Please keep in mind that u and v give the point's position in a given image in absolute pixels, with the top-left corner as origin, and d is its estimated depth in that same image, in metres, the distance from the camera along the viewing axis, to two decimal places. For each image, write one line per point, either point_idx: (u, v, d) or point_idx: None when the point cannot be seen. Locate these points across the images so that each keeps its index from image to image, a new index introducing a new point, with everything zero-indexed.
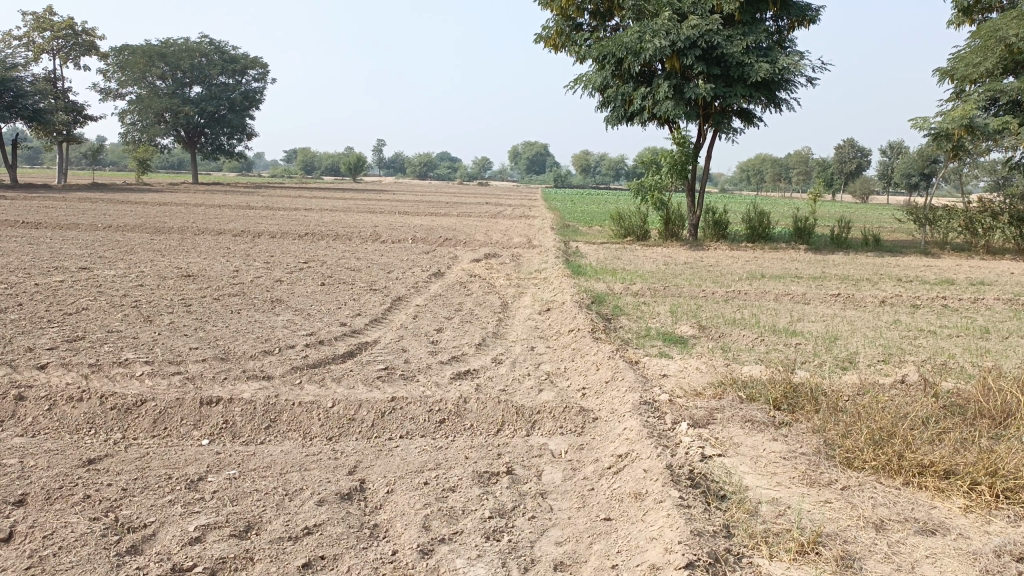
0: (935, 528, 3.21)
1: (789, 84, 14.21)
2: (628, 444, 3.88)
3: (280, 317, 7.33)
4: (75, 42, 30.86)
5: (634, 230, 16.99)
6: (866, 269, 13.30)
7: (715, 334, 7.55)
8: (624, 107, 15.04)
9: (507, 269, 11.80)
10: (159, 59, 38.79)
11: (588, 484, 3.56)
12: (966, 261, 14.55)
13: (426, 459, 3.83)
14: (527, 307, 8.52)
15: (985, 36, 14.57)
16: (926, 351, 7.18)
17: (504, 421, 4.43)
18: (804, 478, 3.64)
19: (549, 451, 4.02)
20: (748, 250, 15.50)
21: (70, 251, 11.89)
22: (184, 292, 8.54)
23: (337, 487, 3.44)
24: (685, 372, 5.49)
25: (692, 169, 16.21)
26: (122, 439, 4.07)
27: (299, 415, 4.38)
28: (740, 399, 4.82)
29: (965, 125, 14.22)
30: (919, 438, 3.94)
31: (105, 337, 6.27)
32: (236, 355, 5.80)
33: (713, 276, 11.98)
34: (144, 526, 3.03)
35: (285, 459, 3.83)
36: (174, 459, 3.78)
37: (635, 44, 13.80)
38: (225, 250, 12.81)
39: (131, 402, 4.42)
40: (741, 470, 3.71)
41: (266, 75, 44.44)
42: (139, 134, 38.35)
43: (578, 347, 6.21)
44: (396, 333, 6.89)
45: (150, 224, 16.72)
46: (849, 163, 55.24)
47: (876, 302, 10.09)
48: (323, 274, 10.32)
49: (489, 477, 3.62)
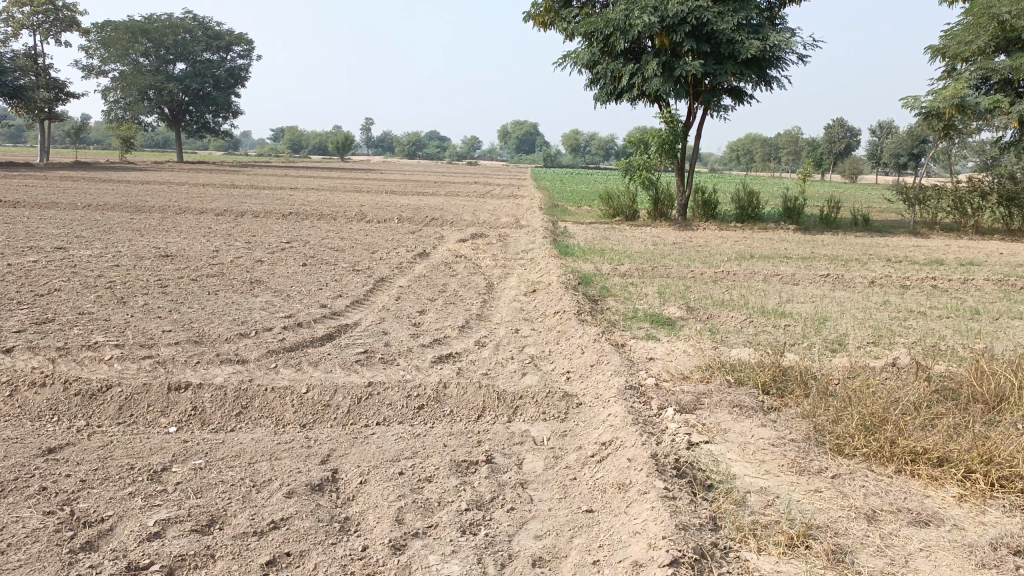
0: (928, 518, 3.09)
1: (780, 61, 14.03)
2: (613, 432, 3.74)
3: (258, 299, 7.14)
4: (55, 17, 30.22)
5: (622, 210, 16.82)
6: (856, 250, 13.19)
7: (703, 315, 7.42)
8: (614, 84, 14.82)
9: (493, 249, 11.61)
10: (142, 35, 38.04)
11: (570, 472, 3.42)
12: (955, 241, 14.47)
13: (403, 447, 3.69)
14: (512, 289, 8.35)
15: (978, 14, 14.41)
16: (916, 332, 7.08)
17: (485, 406, 4.28)
18: (794, 466, 3.52)
19: (531, 438, 3.88)
20: (737, 231, 15.36)
21: (46, 230, 11.61)
22: (161, 273, 8.32)
23: (307, 478, 3.29)
24: (672, 355, 5.35)
25: (682, 148, 16.03)
26: (86, 426, 3.90)
27: (271, 401, 4.21)
28: (728, 383, 4.69)
29: (957, 104, 14.06)
30: (911, 423, 3.82)
31: (76, 320, 6.07)
32: (211, 338, 5.62)
33: (701, 257, 11.85)
34: (101, 520, 2.88)
35: (255, 447, 3.67)
36: (139, 448, 3.62)
37: (624, 21, 13.59)
38: (206, 229, 12.55)
39: (96, 388, 4.26)
40: (729, 457, 3.59)
41: (252, 52, 43.77)
42: (122, 111, 37.73)
43: (563, 330, 6.05)
44: (377, 315, 6.71)
45: (131, 203, 16.39)
46: (838, 143, 55.25)
47: (866, 283, 9.99)
48: (305, 254, 10.10)
49: (468, 466, 3.47)
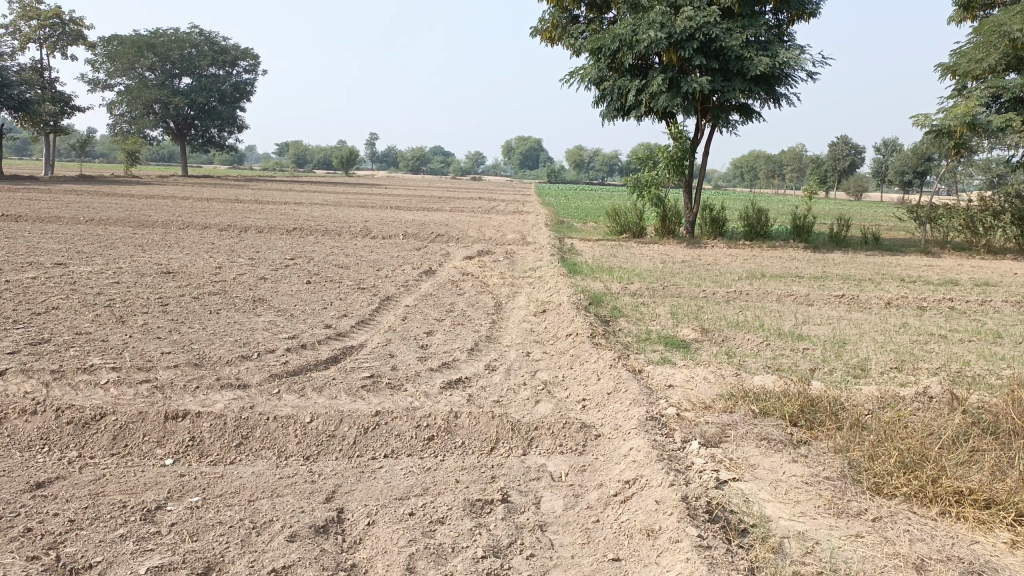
0: (982, 568, 2.86)
1: (790, 78, 13.89)
2: (636, 469, 3.52)
3: (260, 319, 6.93)
4: (62, 31, 30.23)
5: (630, 227, 16.62)
6: (868, 269, 12.97)
7: (719, 338, 7.20)
8: (621, 101, 14.66)
9: (501, 267, 11.42)
10: (148, 49, 38.05)
11: (592, 514, 3.20)
12: (967, 261, 14.24)
13: (413, 483, 3.47)
14: (522, 308, 8.14)
15: (989, 32, 14.22)
16: (940, 357, 6.84)
17: (498, 438, 4.06)
18: (831, 507, 3.29)
19: (548, 474, 3.66)
20: (746, 249, 15.16)
21: (47, 245, 11.44)
22: (162, 290, 8.13)
23: (311, 518, 3.07)
24: (693, 382, 5.12)
25: (689, 165, 15.85)
26: (77, 458, 3.69)
27: (273, 431, 3.99)
28: (753, 414, 4.46)
29: (968, 122, 13.87)
30: (953, 459, 3.60)
31: (72, 340, 5.87)
32: (211, 360, 5.41)
33: (713, 275, 11.63)
34: (88, 567, 2.66)
35: (255, 482, 3.46)
36: (132, 483, 3.42)
37: (631, 37, 13.45)
38: (209, 245, 12.37)
39: (90, 416, 4.04)
40: (760, 497, 3.36)
41: (258, 66, 43.84)
42: (128, 125, 37.74)
43: (577, 354, 5.83)
44: (384, 336, 6.50)
45: (134, 218, 16.21)
46: (843, 161, 55.15)
47: (882, 304, 9.76)
48: (309, 272, 9.92)
49: (482, 506, 3.24)
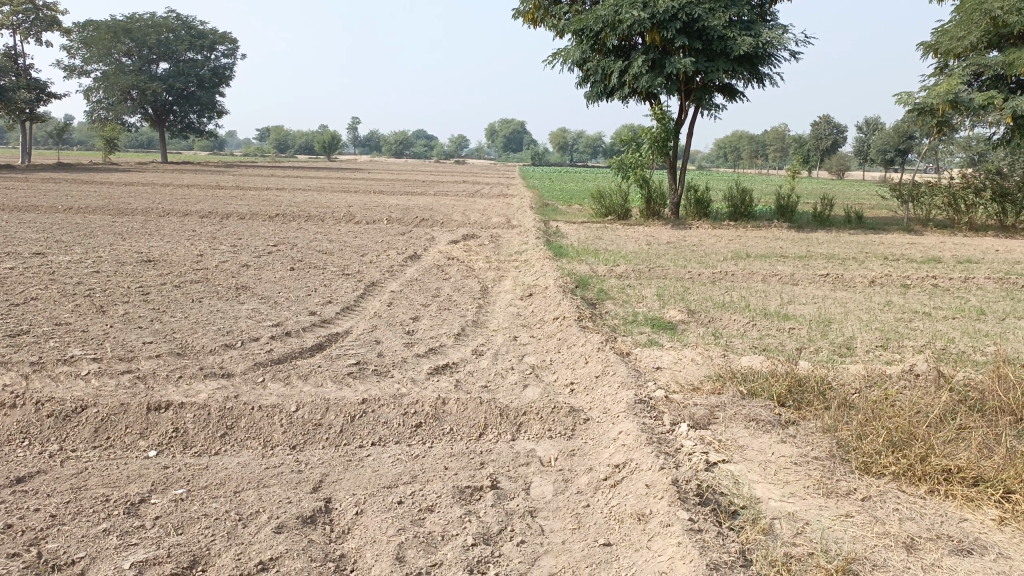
0: (971, 546, 2.86)
1: (772, 58, 13.85)
2: (626, 453, 3.51)
3: (244, 307, 6.84)
4: (35, 16, 29.70)
5: (615, 209, 16.58)
6: (852, 248, 13.02)
7: (705, 319, 7.20)
8: (604, 82, 14.58)
9: (485, 251, 11.36)
10: (124, 34, 37.46)
11: (582, 499, 3.18)
12: (949, 238, 14.32)
13: (401, 471, 3.44)
14: (508, 293, 8.10)
15: (970, 10, 14.25)
16: (924, 335, 6.87)
17: (486, 423, 4.03)
18: (820, 487, 3.29)
19: (537, 459, 3.64)
20: (731, 229, 15.17)
21: (24, 235, 11.26)
22: (143, 279, 8.02)
23: (299, 509, 3.03)
24: (680, 364, 5.11)
25: (673, 145, 15.81)
26: (58, 452, 3.63)
27: (258, 420, 3.94)
28: (741, 395, 4.45)
29: (950, 100, 13.92)
30: (941, 437, 3.61)
31: (52, 331, 5.77)
32: (194, 350, 5.34)
33: (698, 256, 11.63)
34: (71, 562, 2.61)
35: (241, 473, 3.41)
36: (115, 476, 3.36)
37: (613, 18, 13.35)
38: (191, 232, 12.22)
39: (71, 408, 3.98)
40: (750, 478, 3.35)
41: (237, 51, 43.30)
42: (105, 112, 37.21)
43: (564, 338, 5.80)
44: (370, 323, 6.44)
45: (113, 206, 15.99)
46: (825, 140, 55.31)
47: (866, 283, 9.80)
48: (293, 258, 9.82)
49: (471, 493, 3.21)
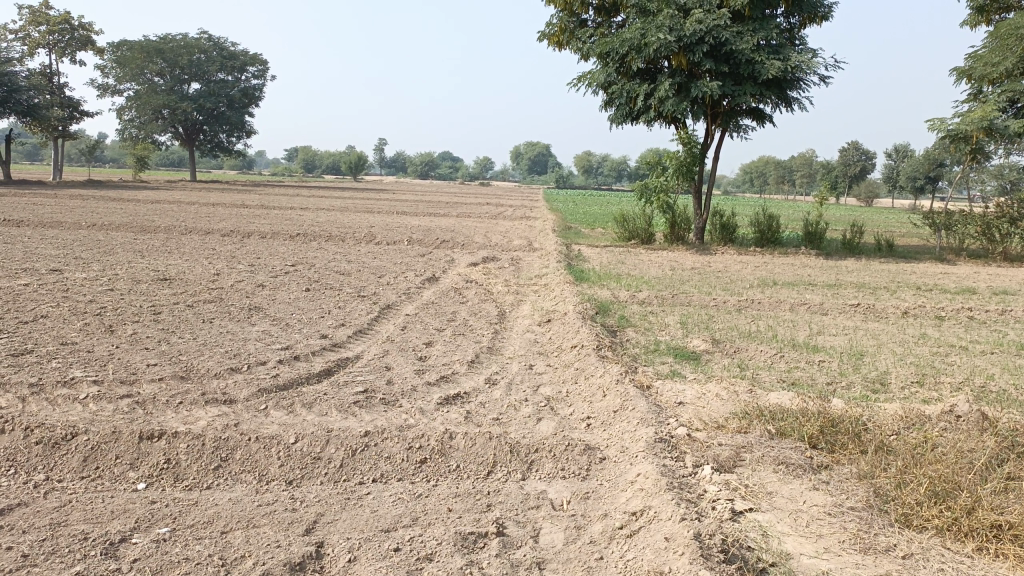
0: None
1: (801, 83, 13.60)
2: (643, 499, 3.25)
3: (255, 328, 6.67)
4: (71, 36, 30.23)
5: (638, 233, 16.33)
6: (883, 276, 12.65)
7: (730, 349, 6.92)
8: (629, 105, 14.39)
9: (506, 274, 11.15)
10: (157, 54, 38.03)
11: (595, 551, 2.92)
12: (984, 268, 13.89)
13: (401, 513, 3.20)
14: (526, 318, 7.88)
15: (1005, 35, 13.96)
16: (962, 371, 6.53)
17: (495, 461, 3.79)
18: (856, 542, 3.01)
19: (548, 502, 3.39)
20: (757, 255, 14.87)
21: (44, 251, 11.23)
22: (156, 298, 7.91)
23: (287, 554, 2.80)
24: (704, 399, 4.83)
25: (698, 170, 15.56)
26: (44, 481, 3.44)
27: (254, 453, 3.73)
28: (769, 434, 4.17)
29: (985, 126, 13.56)
30: (989, 488, 3.32)
31: (56, 351, 5.63)
32: (198, 373, 5.16)
33: (723, 283, 11.33)
34: None
35: (231, 511, 3.20)
36: (99, 511, 3.16)
37: (639, 40, 13.17)
38: (210, 251, 12.16)
39: (61, 435, 3.80)
40: (779, 531, 3.07)
41: (266, 71, 43.84)
42: (136, 130, 37.70)
43: (582, 368, 5.55)
44: (381, 347, 6.23)
45: (137, 223, 16.03)
46: (853, 166, 54.74)
47: (899, 313, 9.45)
48: (309, 279, 9.68)
49: (475, 540, 2.97)
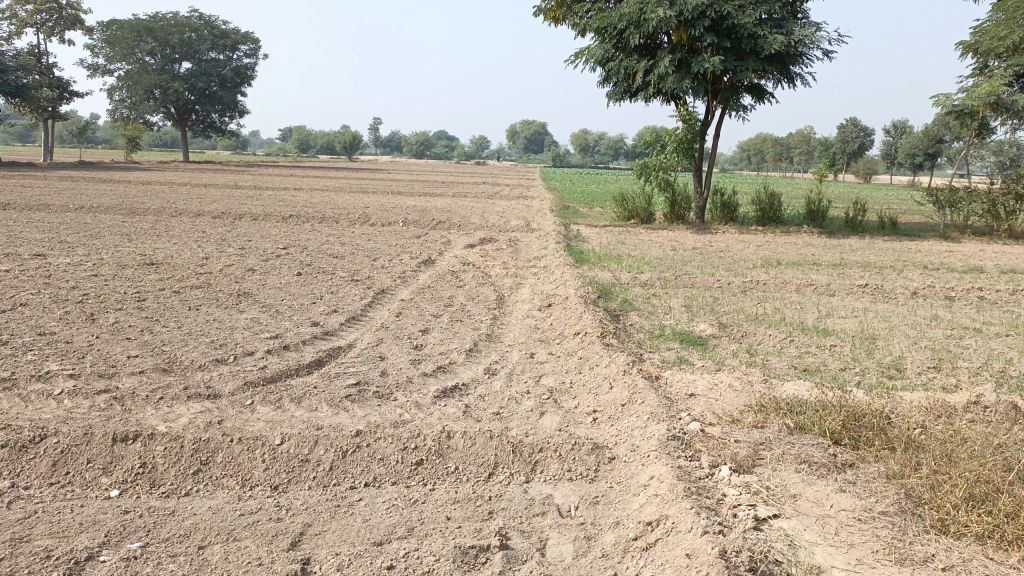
0: None
1: (804, 57, 13.24)
2: (659, 506, 3.00)
3: (243, 316, 6.39)
4: (59, 15, 29.59)
5: (638, 212, 16.01)
6: (888, 255, 12.38)
7: (738, 333, 6.66)
8: (628, 81, 14.03)
9: (504, 256, 10.86)
10: (148, 33, 37.36)
11: (608, 567, 2.68)
12: (989, 246, 13.63)
13: (396, 522, 2.95)
14: (526, 302, 7.61)
15: (1012, 7, 13.63)
16: (980, 355, 6.27)
17: (496, 462, 3.53)
18: (891, 553, 2.76)
19: (555, 507, 3.14)
20: (759, 234, 14.58)
21: (29, 235, 10.91)
22: (142, 284, 7.61)
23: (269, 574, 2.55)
24: (716, 390, 4.57)
25: (699, 147, 15.21)
26: (6, 490, 3.17)
27: (237, 455, 3.46)
28: (787, 429, 3.92)
29: (992, 101, 13.20)
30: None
31: (32, 342, 5.34)
32: (182, 365, 4.88)
33: (725, 263, 11.07)
34: None
35: (210, 522, 2.94)
36: (66, 523, 2.90)
37: (638, 15, 12.79)
38: (200, 234, 11.86)
39: (28, 437, 3.52)
40: (807, 540, 2.82)
41: (258, 50, 43.16)
42: (127, 111, 37.12)
43: (586, 356, 5.28)
44: (375, 335, 5.95)
45: (126, 205, 15.66)
46: (851, 143, 54.35)
47: (908, 294, 9.20)
48: (301, 262, 9.39)
49: (476, 555, 2.71)
